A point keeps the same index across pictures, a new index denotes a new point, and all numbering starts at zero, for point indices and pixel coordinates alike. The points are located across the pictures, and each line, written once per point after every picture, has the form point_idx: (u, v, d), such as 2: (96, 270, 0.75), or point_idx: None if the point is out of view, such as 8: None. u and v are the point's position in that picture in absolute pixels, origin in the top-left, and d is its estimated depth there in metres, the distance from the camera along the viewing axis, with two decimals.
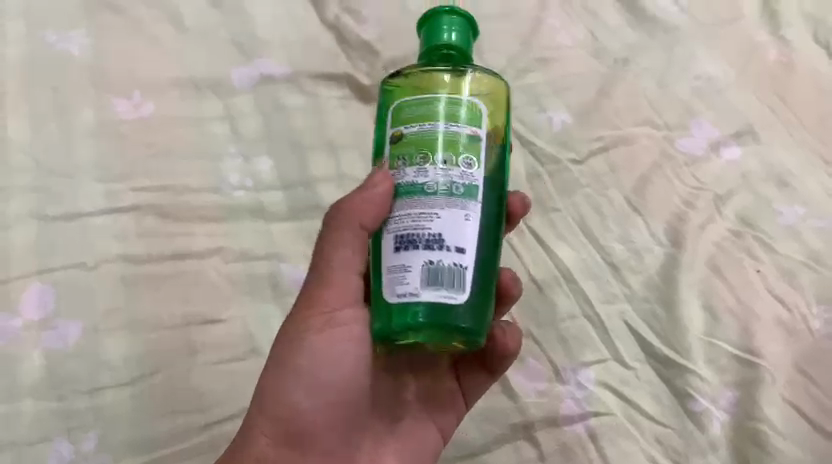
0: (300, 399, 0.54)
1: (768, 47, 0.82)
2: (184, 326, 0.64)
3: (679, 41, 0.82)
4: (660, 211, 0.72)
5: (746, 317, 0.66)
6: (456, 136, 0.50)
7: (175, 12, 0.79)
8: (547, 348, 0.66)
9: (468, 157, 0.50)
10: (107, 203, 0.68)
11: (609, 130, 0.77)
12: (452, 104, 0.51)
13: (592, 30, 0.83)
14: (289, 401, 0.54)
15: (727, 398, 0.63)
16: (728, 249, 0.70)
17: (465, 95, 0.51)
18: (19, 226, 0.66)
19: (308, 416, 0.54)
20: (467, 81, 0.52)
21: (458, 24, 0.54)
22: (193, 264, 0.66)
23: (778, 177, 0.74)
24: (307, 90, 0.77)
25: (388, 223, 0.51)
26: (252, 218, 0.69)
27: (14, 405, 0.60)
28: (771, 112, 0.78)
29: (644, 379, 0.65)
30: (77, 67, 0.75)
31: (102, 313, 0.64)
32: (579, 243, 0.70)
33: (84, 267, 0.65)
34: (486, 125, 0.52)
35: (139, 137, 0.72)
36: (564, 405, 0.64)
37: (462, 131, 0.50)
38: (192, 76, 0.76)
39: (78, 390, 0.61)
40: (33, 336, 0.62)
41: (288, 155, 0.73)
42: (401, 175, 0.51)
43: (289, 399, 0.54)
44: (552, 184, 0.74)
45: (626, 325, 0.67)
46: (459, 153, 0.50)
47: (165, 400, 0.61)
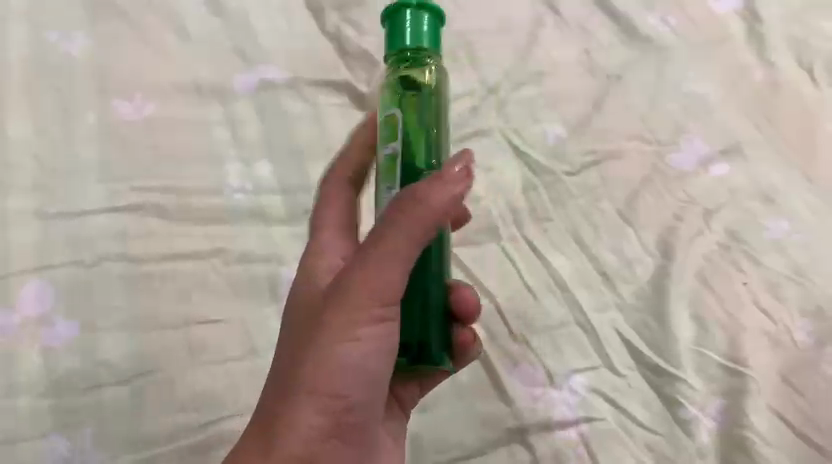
0: (350, 390, 0.52)
1: (755, 68, 0.85)
2: (185, 326, 0.65)
3: (670, 60, 0.85)
4: (652, 224, 0.74)
5: (733, 328, 0.68)
6: (382, 159, 0.54)
7: (177, 17, 0.80)
8: (542, 355, 0.67)
9: (387, 184, 0.54)
10: (107, 202, 0.69)
11: (603, 144, 0.79)
12: (384, 122, 0.54)
13: (587, 47, 0.85)
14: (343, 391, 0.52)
15: (715, 406, 0.65)
16: (717, 262, 0.72)
17: (390, 110, 0.54)
18: (19, 224, 0.67)
19: (354, 406, 0.53)
20: (401, 93, 0.54)
21: (424, 21, 0.54)
22: (194, 265, 0.67)
23: (764, 193, 0.76)
24: (307, 96, 0.78)
25: None
26: (252, 221, 0.70)
27: (11, 401, 0.60)
28: (758, 131, 0.80)
29: (635, 387, 0.66)
30: (80, 69, 0.75)
31: (101, 311, 0.64)
32: (572, 253, 0.72)
33: (84, 265, 0.65)
34: (399, 135, 0.54)
35: (141, 139, 0.73)
36: (558, 411, 0.65)
37: (383, 152, 0.54)
38: (193, 79, 0.77)
39: (77, 386, 0.61)
40: (33, 333, 0.62)
41: (288, 161, 0.74)
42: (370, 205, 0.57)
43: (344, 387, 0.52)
44: (547, 195, 0.75)
45: (618, 334, 0.68)
46: (383, 181, 0.54)
47: (164, 399, 0.62)
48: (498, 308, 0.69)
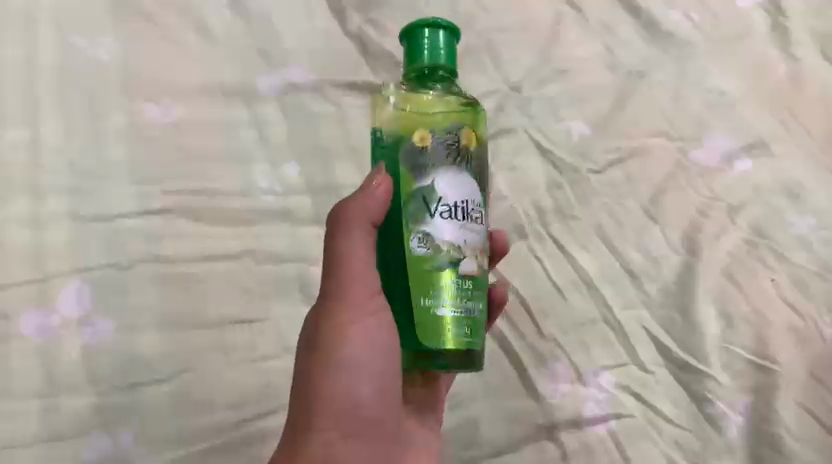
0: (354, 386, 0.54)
1: (778, 63, 0.84)
2: (220, 325, 0.66)
3: (693, 55, 0.85)
4: (677, 221, 0.74)
5: (759, 324, 0.68)
6: None
7: (201, 19, 0.81)
8: (569, 352, 0.68)
9: None
10: (139, 205, 0.70)
11: (626, 141, 0.79)
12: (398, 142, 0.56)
13: (608, 44, 0.85)
14: (344, 388, 0.54)
15: (743, 402, 0.66)
16: (742, 258, 0.72)
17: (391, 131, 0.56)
18: (55, 225, 0.68)
19: (360, 401, 0.55)
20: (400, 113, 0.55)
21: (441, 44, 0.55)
22: (226, 266, 0.69)
23: (789, 189, 0.76)
24: (331, 97, 0.79)
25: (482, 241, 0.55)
26: (280, 221, 0.72)
27: (53, 399, 0.62)
28: (782, 126, 0.80)
29: (663, 383, 0.67)
30: (109, 72, 0.77)
31: (137, 312, 0.66)
32: (598, 250, 0.73)
33: (119, 267, 0.67)
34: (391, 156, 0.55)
35: (170, 141, 0.74)
36: (586, 407, 0.66)
37: None
38: (219, 82, 0.78)
39: (115, 385, 0.63)
40: (71, 333, 0.64)
41: (315, 162, 0.75)
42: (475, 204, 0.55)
43: (345, 385, 0.54)
44: (572, 192, 0.76)
45: (645, 331, 0.69)
46: None
47: (201, 396, 0.64)
48: (526, 306, 0.70)
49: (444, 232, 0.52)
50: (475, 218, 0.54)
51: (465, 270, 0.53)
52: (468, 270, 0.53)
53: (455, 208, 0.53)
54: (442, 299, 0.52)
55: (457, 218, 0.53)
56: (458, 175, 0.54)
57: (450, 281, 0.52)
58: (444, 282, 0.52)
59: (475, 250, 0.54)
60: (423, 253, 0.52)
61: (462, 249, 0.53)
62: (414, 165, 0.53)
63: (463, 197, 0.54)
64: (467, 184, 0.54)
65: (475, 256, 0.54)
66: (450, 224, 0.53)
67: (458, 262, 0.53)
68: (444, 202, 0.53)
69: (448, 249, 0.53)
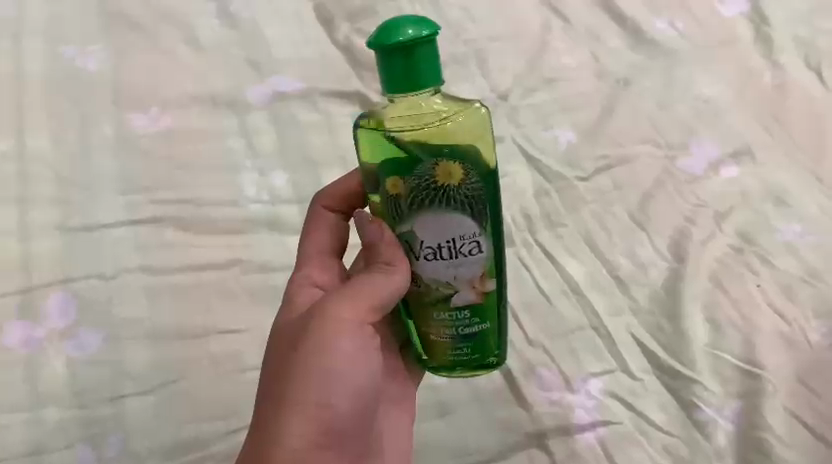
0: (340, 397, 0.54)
1: (762, 71, 0.86)
2: (206, 335, 0.65)
3: (679, 64, 0.87)
4: (663, 228, 0.74)
5: (747, 330, 0.68)
6: None
7: (196, 35, 0.83)
8: (557, 359, 0.68)
9: None
10: (127, 215, 0.70)
11: (613, 149, 0.80)
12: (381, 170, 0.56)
13: (595, 54, 0.88)
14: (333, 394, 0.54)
15: (732, 408, 0.65)
16: (729, 264, 0.72)
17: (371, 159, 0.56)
18: (42, 235, 0.68)
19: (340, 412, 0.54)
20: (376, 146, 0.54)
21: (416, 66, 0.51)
22: (214, 276, 0.68)
23: (775, 195, 0.76)
24: (320, 106, 0.79)
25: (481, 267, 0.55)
26: (269, 231, 0.71)
27: (37, 412, 0.61)
28: (767, 133, 0.81)
29: (652, 390, 0.66)
30: (100, 85, 0.78)
31: (123, 322, 0.65)
32: (586, 257, 0.73)
33: (106, 277, 0.66)
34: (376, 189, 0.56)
35: (159, 150, 0.74)
36: (575, 415, 0.65)
37: None
38: (210, 92, 0.79)
39: (101, 398, 0.62)
40: (56, 346, 0.63)
41: (303, 170, 0.75)
42: (467, 236, 0.54)
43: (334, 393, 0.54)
44: (560, 200, 0.76)
45: (633, 338, 0.69)
46: None
47: (187, 407, 0.62)
48: (513, 313, 0.70)
49: (431, 272, 0.54)
50: (470, 249, 0.54)
51: (461, 303, 0.55)
52: (468, 301, 0.55)
53: (439, 249, 0.54)
54: (440, 328, 0.56)
55: (445, 257, 0.54)
56: (437, 217, 0.53)
57: (446, 313, 0.56)
58: (440, 314, 0.56)
59: (469, 283, 0.55)
60: (418, 290, 0.56)
61: (456, 282, 0.55)
62: (395, 212, 0.54)
63: (450, 233, 0.53)
64: (450, 221, 0.53)
65: (472, 287, 0.55)
66: (438, 268, 0.54)
67: (451, 296, 0.55)
68: (425, 245, 0.54)
69: (438, 287, 0.55)
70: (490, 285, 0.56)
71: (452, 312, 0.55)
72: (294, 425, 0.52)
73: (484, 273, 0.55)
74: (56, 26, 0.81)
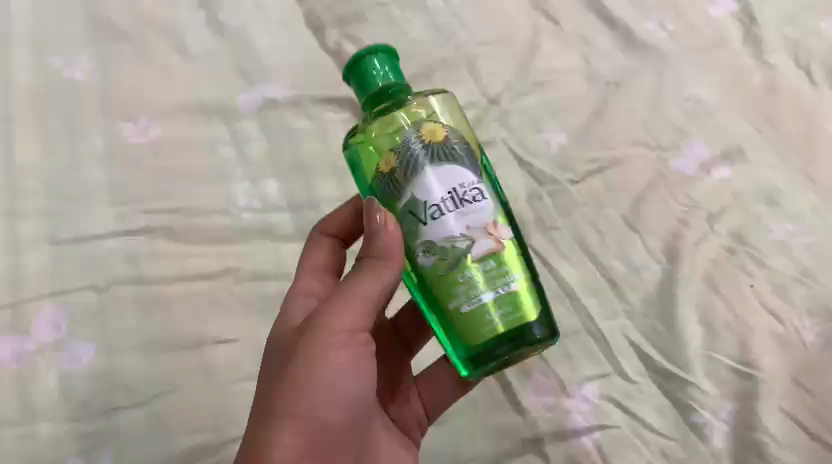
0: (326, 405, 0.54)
1: (752, 71, 0.87)
2: (199, 347, 0.65)
3: (669, 66, 0.87)
4: (656, 230, 0.74)
5: (742, 331, 0.68)
6: None
7: (186, 45, 0.83)
8: (553, 363, 0.67)
9: None
10: (117, 225, 0.69)
11: (605, 151, 0.80)
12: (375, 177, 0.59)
13: (586, 56, 0.88)
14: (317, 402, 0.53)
15: (727, 410, 0.65)
16: (723, 265, 0.72)
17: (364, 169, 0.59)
18: (31, 248, 0.67)
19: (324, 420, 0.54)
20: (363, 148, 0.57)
21: (385, 66, 0.58)
22: (206, 286, 0.67)
23: (767, 195, 0.77)
24: (312, 113, 0.79)
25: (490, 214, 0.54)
26: (261, 239, 0.71)
27: (29, 427, 0.60)
28: (758, 133, 0.82)
29: (647, 393, 0.66)
30: (88, 95, 0.77)
31: (115, 335, 0.64)
32: (580, 260, 0.73)
33: (96, 290, 0.66)
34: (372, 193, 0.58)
35: (149, 161, 0.74)
36: (572, 420, 0.65)
37: None
38: (199, 100, 0.78)
39: (94, 411, 0.61)
40: (48, 358, 0.63)
41: (294, 178, 0.75)
42: (467, 182, 0.54)
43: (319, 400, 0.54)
44: (553, 203, 0.76)
45: (628, 341, 0.68)
46: None
47: (182, 420, 0.62)
48: None
49: (440, 230, 0.53)
50: (473, 196, 0.54)
51: (479, 252, 0.54)
52: (489, 250, 0.54)
53: (444, 201, 0.53)
54: (468, 290, 0.54)
55: (449, 209, 0.53)
56: (434, 170, 0.54)
57: (470, 269, 0.54)
58: (459, 278, 0.54)
59: (484, 229, 0.54)
60: (431, 263, 0.54)
61: (468, 232, 0.53)
62: (390, 194, 0.55)
63: (451, 183, 0.53)
64: (446, 169, 0.54)
65: (488, 233, 0.54)
66: (450, 220, 0.53)
67: (469, 249, 0.54)
68: (429, 204, 0.53)
69: (452, 245, 0.53)
70: (504, 233, 0.55)
71: (476, 269, 0.54)
72: (285, 441, 0.52)
73: (495, 219, 0.55)
74: (42, 36, 0.80)
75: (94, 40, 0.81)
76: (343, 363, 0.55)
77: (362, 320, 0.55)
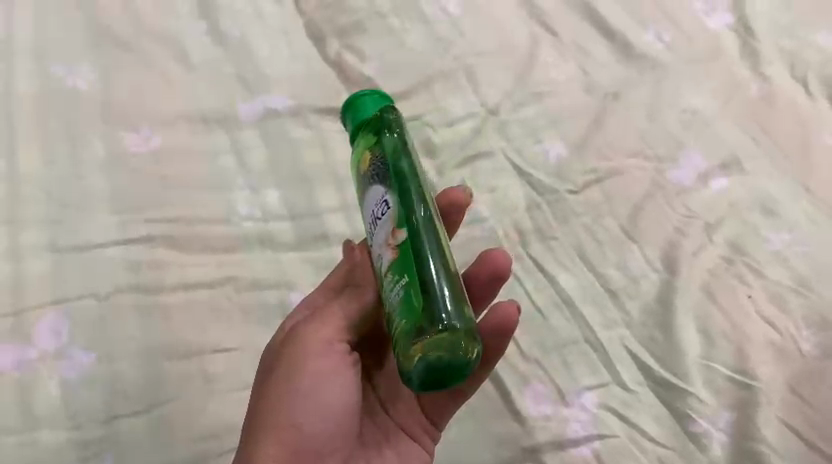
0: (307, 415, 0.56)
1: (749, 82, 0.88)
2: (199, 355, 0.65)
3: (667, 76, 0.88)
4: (654, 240, 0.75)
5: (739, 340, 0.68)
6: None
7: (187, 55, 0.83)
8: (551, 372, 0.68)
9: None
10: (119, 234, 0.69)
11: (603, 162, 0.81)
12: None
13: (584, 67, 0.89)
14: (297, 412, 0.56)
15: (725, 418, 0.65)
16: (720, 274, 0.72)
17: None
18: (33, 256, 0.68)
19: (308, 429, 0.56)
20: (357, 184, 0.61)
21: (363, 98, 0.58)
22: (207, 294, 0.68)
23: (764, 205, 0.77)
24: (312, 123, 0.80)
25: (391, 222, 0.51)
26: (261, 248, 0.71)
27: (29, 434, 0.60)
28: (754, 144, 0.82)
29: (645, 402, 0.66)
30: (91, 104, 0.78)
31: (117, 342, 0.64)
32: (578, 270, 0.73)
33: (98, 297, 0.66)
34: None
35: (152, 170, 0.74)
36: (570, 429, 0.65)
37: None
38: (201, 110, 0.79)
39: (94, 418, 0.61)
40: (48, 366, 0.63)
41: (294, 187, 0.75)
42: (379, 203, 0.53)
43: (299, 409, 0.56)
44: (551, 213, 0.77)
45: (627, 350, 0.69)
46: None
47: (181, 427, 0.61)
48: None
49: (374, 251, 0.53)
50: (382, 211, 0.52)
51: (384, 265, 0.51)
52: (388, 260, 0.51)
53: (369, 226, 0.54)
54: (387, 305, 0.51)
55: (372, 233, 0.53)
56: (365, 197, 0.55)
57: (385, 283, 0.51)
58: (384, 293, 0.52)
59: (384, 241, 0.51)
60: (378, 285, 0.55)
61: (378, 250, 0.52)
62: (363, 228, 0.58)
63: (372, 207, 0.53)
64: (370, 194, 0.54)
65: (387, 244, 0.51)
66: (373, 244, 0.53)
67: (380, 265, 0.52)
68: (365, 232, 0.55)
69: (376, 265, 0.53)
70: (403, 236, 0.50)
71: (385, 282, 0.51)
72: (268, 448, 0.55)
73: (394, 226, 0.51)
74: (46, 46, 0.81)
75: (98, 50, 0.82)
76: (326, 372, 0.57)
77: (343, 332, 0.58)
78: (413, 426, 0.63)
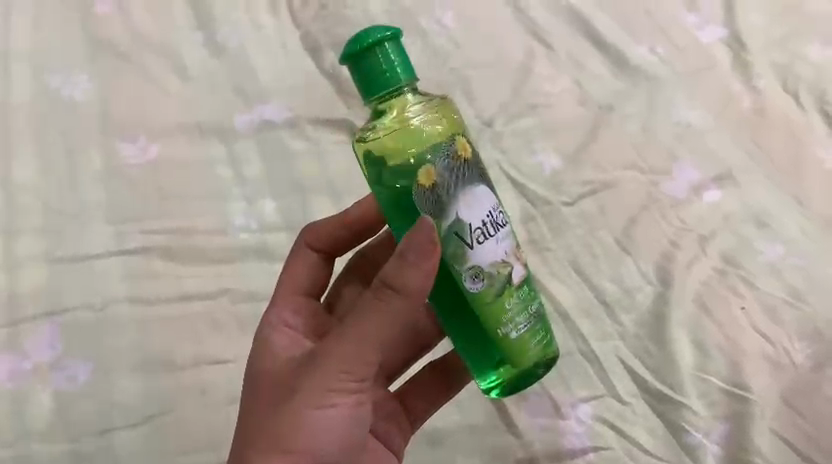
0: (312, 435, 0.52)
1: (742, 94, 0.89)
2: (195, 367, 0.64)
3: (660, 88, 0.90)
4: (648, 252, 0.75)
5: (733, 353, 0.68)
6: None
7: (183, 65, 0.84)
8: (548, 384, 0.68)
9: None
10: (116, 245, 0.69)
11: (597, 174, 0.81)
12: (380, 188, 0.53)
13: (579, 78, 0.90)
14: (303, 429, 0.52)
15: (720, 431, 0.65)
16: (714, 287, 0.73)
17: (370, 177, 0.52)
18: (29, 267, 0.67)
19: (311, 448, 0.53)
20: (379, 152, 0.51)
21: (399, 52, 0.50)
22: (203, 306, 0.67)
23: (757, 218, 0.78)
24: (308, 135, 0.80)
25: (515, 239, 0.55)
26: (258, 259, 0.71)
27: (26, 446, 0.60)
28: (747, 157, 0.84)
29: (640, 414, 0.67)
30: (88, 116, 0.78)
31: (113, 355, 0.64)
32: (573, 282, 0.74)
33: (94, 309, 0.66)
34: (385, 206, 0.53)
35: (148, 181, 0.74)
36: (567, 441, 0.65)
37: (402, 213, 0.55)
38: (198, 120, 0.79)
39: (89, 430, 0.61)
40: (44, 377, 0.63)
41: (290, 198, 0.75)
42: (494, 210, 0.53)
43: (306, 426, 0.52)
44: (546, 225, 0.77)
45: (622, 362, 0.69)
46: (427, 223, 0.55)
47: (178, 440, 0.62)
48: None
49: (487, 256, 0.51)
50: (500, 219, 0.53)
51: (518, 278, 0.54)
52: (522, 275, 0.54)
53: (485, 225, 0.51)
54: (515, 320, 0.53)
55: (492, 233, 0.52)
56: (473, 191, 0.51)
57: (512, 298, 0.53)
58: (507, 303, 0.53)
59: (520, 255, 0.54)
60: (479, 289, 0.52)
61: (507, 256, 0.53)
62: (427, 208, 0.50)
63: (486, 208, 0.52)
64: (484, 198, 0.52)
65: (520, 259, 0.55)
66: (494, 253, 0.52)
67: (512, 275, 0.53)
68: (473, 227, 0.51)
69: (499, 270, 0.52)
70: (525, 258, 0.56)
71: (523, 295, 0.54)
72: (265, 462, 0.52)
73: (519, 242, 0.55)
74: (45, 60, 0.82)
75: (96, 62, 0.83)
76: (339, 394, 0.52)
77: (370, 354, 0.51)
78: (389, 431, 0.63)
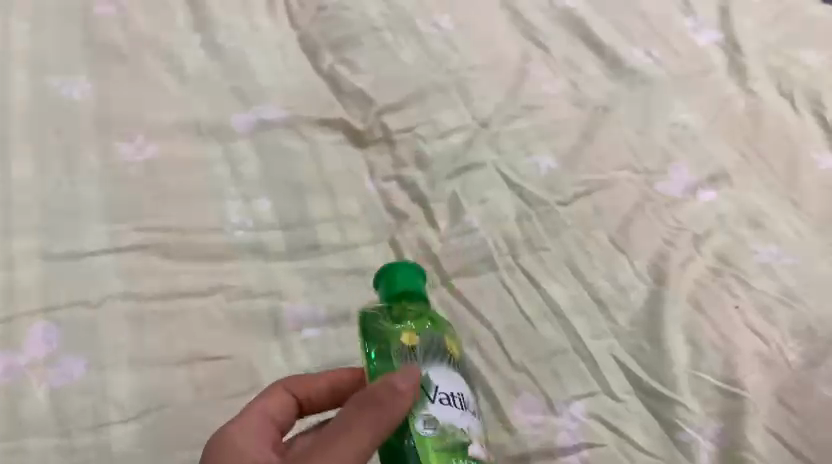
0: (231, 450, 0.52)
1: (736, 98, 0.91)
2: (188, 362, 0.62)
3: (655, 91, 0.91)
4: (643, 251, 0.75)
5: (728, 351, 0.68)
6: None
7: (183, 69, 0.85)
8: (542, 382, 0.66)
9: None
10: (110, 242, 0.68)
11: (593, 175, 0.82)
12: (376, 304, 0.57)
13: (575, 81, 0.92)
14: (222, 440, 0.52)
15: (713, 428, 0.64)
16: (709, 286, 0.73)
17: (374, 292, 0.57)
18: (25, 263, 0.66)
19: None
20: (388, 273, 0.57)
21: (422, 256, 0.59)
22: (199, 302, 0.66)
23: (751, 218, 0.79)
24: (305, 135, 0.82)
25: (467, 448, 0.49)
26: (252, 257, 0.71)
27: (13, 443, 0.56)
28: (742, 158, 0.85)
29: (634, 411, 0.65)
30: (88, 116, 0.79)
31: (109, 349, 0.62)
32: (568, 280, 0.73)
33: (89, 305, 0.64)
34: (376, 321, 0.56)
35: (145, 180, 0.74)
36: (560, 437, 0.63)
37: None
38: (196, 119, 0.80)
39: (84, 425, 0.57)
40: (39, 373, 0.59)
41: (287, 198, 0.76)
42: (461, 401, 0.50)
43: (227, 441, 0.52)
44: (541, 224, 0.77)
45: (616, 360, 0.68)
46: None
47: (172, 436, 0.58)
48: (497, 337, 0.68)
49: (448, 415, 0.48)
50: (462, 403, 0.49)
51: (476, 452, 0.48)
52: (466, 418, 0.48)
53: (451, 397, 0.49)
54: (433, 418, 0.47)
55: (452, 406, 0.49)
56: (441, 368, 0.50)
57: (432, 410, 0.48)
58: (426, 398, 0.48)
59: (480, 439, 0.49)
60: (431, 433, 0.47)
61: (465, 426, 0.48)
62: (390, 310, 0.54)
63: (453, 389, 0.50)
64: (452, 373, 0.51)
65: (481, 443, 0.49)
66: (442, 406, 0.48)
67: (453, 421, 0.48)
68: (438, 390, 0.49)
69: (444, 427, 0.47)
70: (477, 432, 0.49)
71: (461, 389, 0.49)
72: None
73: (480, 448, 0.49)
74: (45, 62, 0.82)
75: (98, 66, 0.84)
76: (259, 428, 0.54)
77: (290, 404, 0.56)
78: None
